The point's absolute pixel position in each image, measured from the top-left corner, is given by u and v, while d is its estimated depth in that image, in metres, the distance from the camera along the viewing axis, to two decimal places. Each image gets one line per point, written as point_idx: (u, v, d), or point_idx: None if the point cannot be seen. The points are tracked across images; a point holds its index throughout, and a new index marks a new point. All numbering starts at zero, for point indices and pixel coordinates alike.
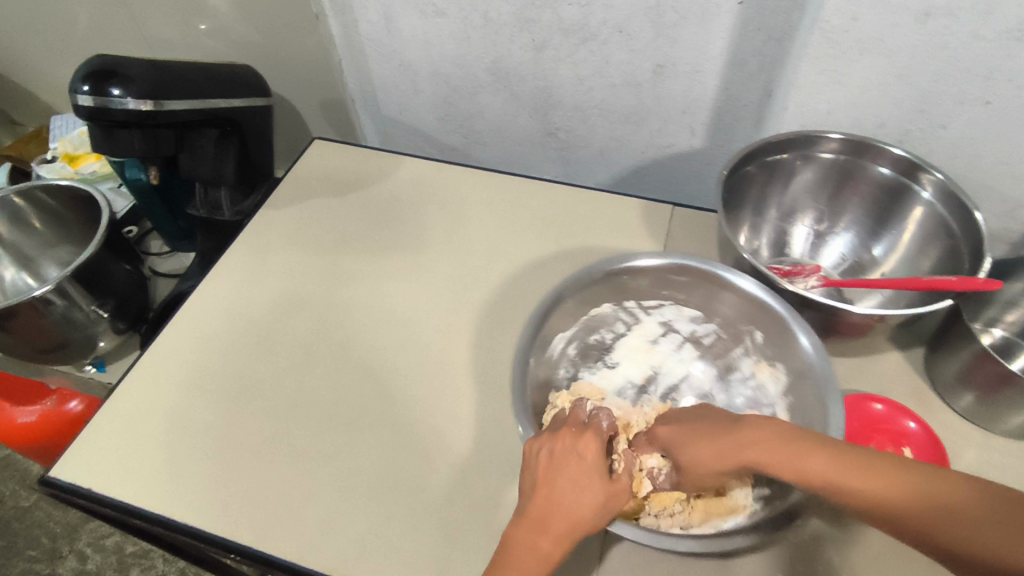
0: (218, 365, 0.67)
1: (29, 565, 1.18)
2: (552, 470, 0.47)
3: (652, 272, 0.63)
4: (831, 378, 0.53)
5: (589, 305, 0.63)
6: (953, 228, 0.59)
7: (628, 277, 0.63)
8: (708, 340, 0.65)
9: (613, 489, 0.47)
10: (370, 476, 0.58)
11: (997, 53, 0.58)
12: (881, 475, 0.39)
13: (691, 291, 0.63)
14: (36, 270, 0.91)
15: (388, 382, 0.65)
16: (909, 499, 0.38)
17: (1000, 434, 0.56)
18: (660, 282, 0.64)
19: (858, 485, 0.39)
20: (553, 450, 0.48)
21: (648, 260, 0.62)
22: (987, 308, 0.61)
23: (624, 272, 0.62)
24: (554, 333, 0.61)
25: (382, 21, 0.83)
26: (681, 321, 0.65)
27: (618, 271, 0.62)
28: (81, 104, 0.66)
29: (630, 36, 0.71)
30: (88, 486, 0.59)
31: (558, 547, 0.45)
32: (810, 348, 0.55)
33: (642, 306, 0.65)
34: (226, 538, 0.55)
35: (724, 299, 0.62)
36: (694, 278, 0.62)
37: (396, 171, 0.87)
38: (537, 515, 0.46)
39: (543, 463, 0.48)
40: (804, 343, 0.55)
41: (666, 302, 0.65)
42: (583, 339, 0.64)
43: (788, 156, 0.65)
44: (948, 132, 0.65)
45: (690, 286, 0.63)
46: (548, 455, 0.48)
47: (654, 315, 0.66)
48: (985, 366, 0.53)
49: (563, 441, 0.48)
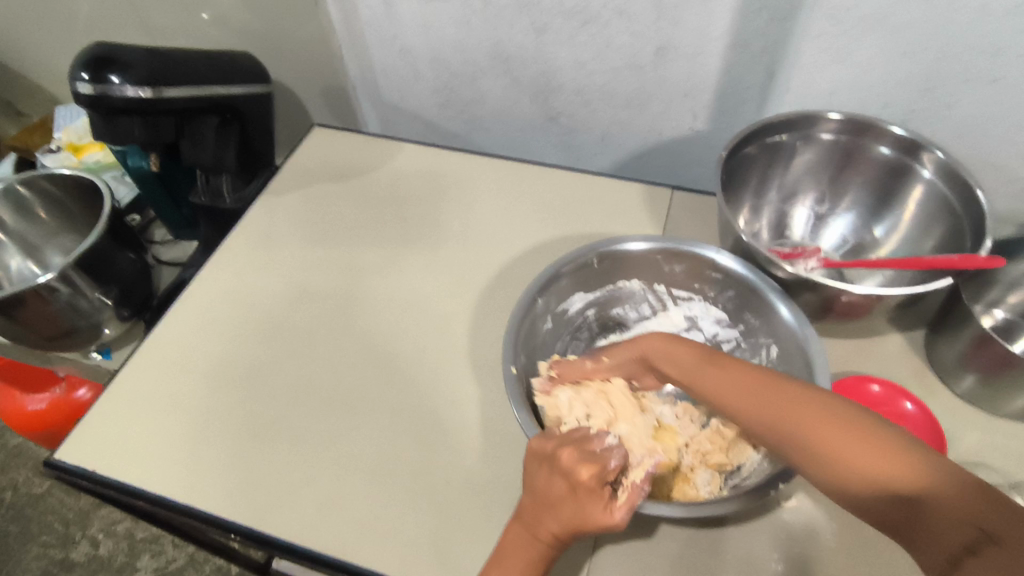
0: (220, 350, 0.68)
1: (43, 549, 1.21)
2: (542, 491, 0.47)
3: (689, 259, 0.62)
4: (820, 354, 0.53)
5: (616, 274, 0.65)
6: (955, 207, 0.59)
7: (662, 259, 0.63)
8: (728, 346, 0.64)
9: (598, 518, 0.45)
10: (368, 458, 0.59)
11: (1003, 30, 0.57)
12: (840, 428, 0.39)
13: (723, 294, 0.62)
14: (41, 259, 0.92)
15: (387, 366, 0.65)
16: (799, 423, 0.41)
17: (1001, 415, 0.56)
18: (694, 274, 0.63)
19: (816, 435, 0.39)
20: (548, 467, 0.48)
21: (677, 247, 0.61)
22: (990, 289, 0.60)
23: (660, 254, 0.62)
24: (574, 288, 0.63)
25: (382, 6, 0.83)
26: (706, 320, 0.65)
27: (653, 252, 0.62)
28: (81, 92, 0.66)
29: (632, 18, 0.71)
30: (91, 469, 0.60)
31: (535, 557, 0.47)
32: (790, 318, 0.55)
33: (671, 295, 0.66)
34: (228, 521, 0.56)
35: (756, 309, 0.59)
36: (728, 280, 0.61)
37: (396, 157, 0.86)
38: (526, 514, 0.48)
39: (537, 478, 0.48)
40: (784, 313, 0.56)
41: (695, 298, 0.65)
42: (603, 309, 0.67)
43: (789, 137, 0.64)
44: (953, 112, 0.64)
45: (723, 286, 0.62)
46: (548, 469, 0.48)
47: (681, 307, 0.66)
48: (986, 347, 0.53)
49: (557, 461, 0.47)
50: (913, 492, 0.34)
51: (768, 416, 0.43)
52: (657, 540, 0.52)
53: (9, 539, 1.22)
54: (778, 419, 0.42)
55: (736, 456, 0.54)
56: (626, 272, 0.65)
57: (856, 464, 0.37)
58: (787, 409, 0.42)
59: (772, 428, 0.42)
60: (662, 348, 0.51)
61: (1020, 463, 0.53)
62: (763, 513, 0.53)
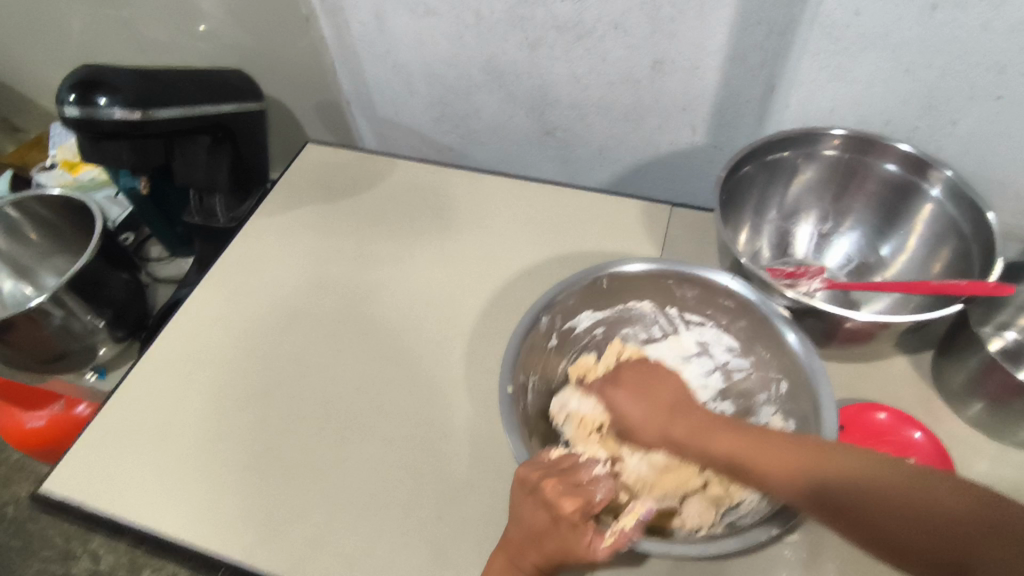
0: (211, 377, 0.66)
1: (44, 565, 1.20)
2: (526, 524, 0.46)
3: (701, 284, 0.60)
4: (821, 375, 0.52)
5: (624, 295, 0.62)
6: (963, 229, 0.57)
7: (673, 284, 0.61)
8: (738, 376, 0.61)
9: (576, 554, 0.45)
10: (360, 488, 0.58)
11: (1010, 46, 0.55)
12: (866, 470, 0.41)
13: (735, 321, 0.60)
14: (35, 279, 0.91)
15: (380, 392, 0.64)
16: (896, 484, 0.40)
17: (1011, 444, 0.54)
18: (706, 299, 0.61)
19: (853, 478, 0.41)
20: (533, 499, 0.46)
21: (691, 270, 0.59)
22: (999, 311, 0.58)
23: (671, 277, 0.60)
24: (582, 307, 0.61)
25: (374, 21, 0.82)
26: (717, 347, 0.62)
27: (665, 273, 0.60)
28: (68, 114, 0.65)
29: (627, 32, 0.69)
30: (77, 501, 0.59)
31: None
32: (797, 344, 0.53)
33: (683, 318, 0.63)
34: (213, 553, 0.55)
35: (768, 341, 0.57)
36: (740, 308, 0.58)
37: (389, 174, 0.85)
38: (510, 546, 0.47)
39: (521, 510, 0.47)
40: (791, 339, 0.54)
41: (708, 323, 0.62)
42: (611, 328, 0.64)
43: (789, 154, 0.62)
44: (958, 128, 0.62)
45: (735, 312, 0.59)
46: (532, 500, 0.46)
47: (693, 332, 0.63)
48: (995, 376, 0.51)
49: (541, 494, 0.46)
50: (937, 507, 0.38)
51: (866, 486, 0.41)
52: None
53: (10, 554, 1.21)
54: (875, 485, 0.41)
55: (738, 491, 0.52)
56: (635, 293, 0.62)
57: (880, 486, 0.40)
58: (877, 471, 0.41)
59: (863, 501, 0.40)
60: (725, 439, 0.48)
61: None
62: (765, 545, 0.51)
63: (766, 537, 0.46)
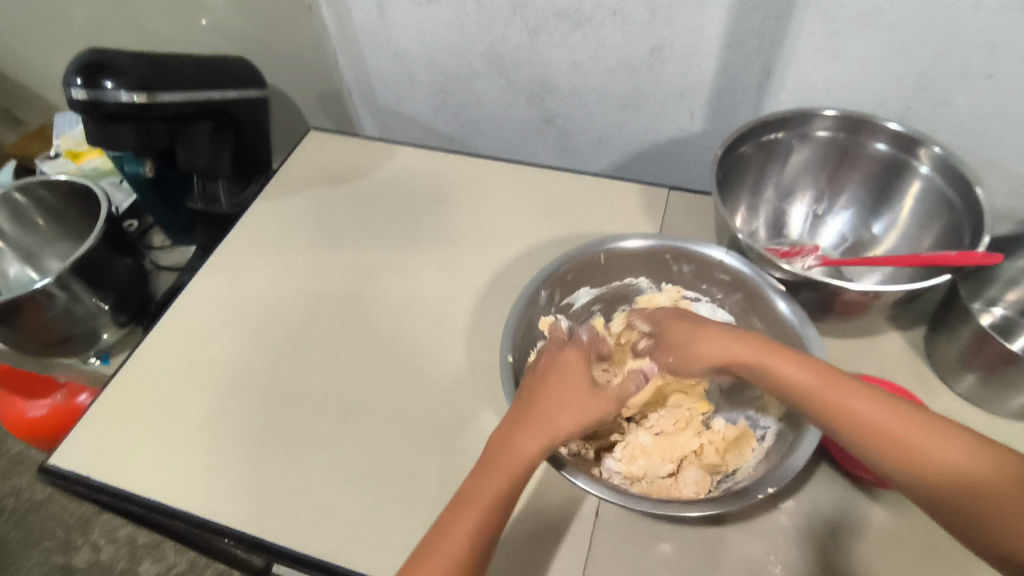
0: (216, 355, 0.67)
1: (44, 556, 1.21)
2: (539, 388, 0.50)
3: (697, 260, 0.61)
4: (813, 338, 0.53)
5: (622, 272, 0.64)
6: (955, 203, 0.58)
7: (670, 259, 0.62)
8: None
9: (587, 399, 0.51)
10: (364, 461, 0.59)
11: (1000, 26, 0.56)
12: (954, 449, 0.41)
13: (730, 296, 0.61)
14: (40, 265, 0.92)
15: (383, 369, 0.65)
16: (1001, 482, 0.39)
17: (1002, 415, 0.55)
18: (702, 274, 0.62)
19: (933, 453, 0.41)
20: (542, 368, 0.52)
21: (688, 245, 0.61)
22: (989, 286, 0.59)
23: (668, 253, 0.62)
24: (580, 283, 0.63)
25: (376, 10, 0.83)
26: None
27: (662, 249, 0.62)
28: (76, 97, 0.67)
29: (625, 19, 0.70)
30: (84, 474, 0.60)
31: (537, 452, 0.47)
32: (789, 312, 0.55)
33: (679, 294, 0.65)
34: (219, 523, 0.56)
35: (763, 314, 0.58)
36: (735, 282, 0.60)
37: (391, 161, 0.86)
38: (518, 417, 0.49)
39: (529, 378, 0.52)
40: (783, 307, 0.56)
41: (703, 298, 0.63)
42: (609, 306, 0.65)
43: (784, 135, 0.64)
44: (950, 109, 0.63)
45: (730, 287, 0.61)
46: (540, 372, 0.52)
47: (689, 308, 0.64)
48: (986, 346, 0.52)
49: (550, 358, 0.53)
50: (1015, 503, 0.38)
51: (957, 476, 0.40)
52: (652, 540, 0.51)
53: (9, 545, 1.21)
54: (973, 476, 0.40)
55: (733, 459, 0.55)
56: (632, 271, 0.64)
57: (958, 471, 0.40)
58: (974, 461, 0.40)
59: (948, 488, 0.40)
60: (821, 393, 0.46)
61: None
62: (761, 512, 0.52)
63: (762, 495, 0.47)
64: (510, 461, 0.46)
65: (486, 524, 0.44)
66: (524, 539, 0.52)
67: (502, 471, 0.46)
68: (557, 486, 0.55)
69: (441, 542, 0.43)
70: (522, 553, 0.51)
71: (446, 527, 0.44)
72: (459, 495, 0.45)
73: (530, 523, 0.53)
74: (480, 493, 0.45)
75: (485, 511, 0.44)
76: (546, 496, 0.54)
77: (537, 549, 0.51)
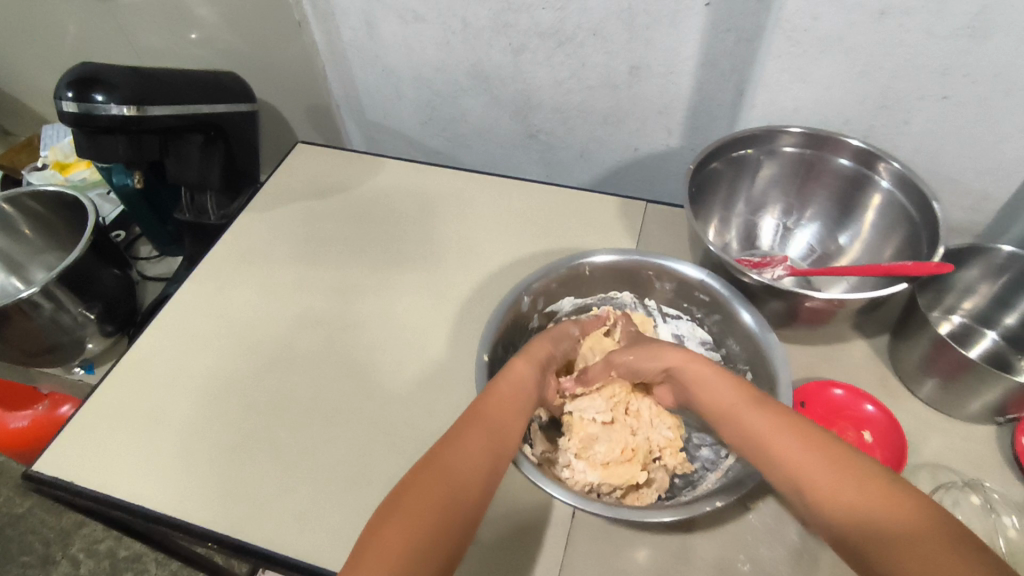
0: (202, 364, 0.69)
1: (23, 570, 1.19)
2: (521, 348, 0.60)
3: (678, 278, 0.63)
4: (775, 347, 0.55)
5: (607, 284, 0.66)
6: (912, 216, 0.61)
7: (653, 276, 0.64)
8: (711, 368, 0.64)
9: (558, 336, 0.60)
10: (348, 464, 0.60)
11: (952, 50, 0.59)
12: (817, 457, 0.43)
13: (710, 316, 0.63)
14: (25, 275, 0.92)
15: (368, 377, 0.66)
16: (837, 484, 0.41)
17: (960, 418, 0.57)
18: (683, 293, 0.64)
19: (792, 456, 0.44)
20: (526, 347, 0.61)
21: (673, 265, 0.62)
22: (947, 295, 0.62)
23: (651, 269, 0.64)
24: (565, 293, 0.65)
25: (364, 27, 0.85)
26: (692, 341, 0.66)
27: (644, 265, 0.63)
28: (66, 110, 0.68)
29: (606, 39, 0.73)
30: (66, 479, 0.60)
31: (524, 368, 0.55)
32: (752, 322, 0.58)
33: (661, 310, 0.67)
34: (202, 526, 0.57)
35: (735, 332, 0.60)
36: (714, 302, 0.61)
37: (378, 173, 0.88)
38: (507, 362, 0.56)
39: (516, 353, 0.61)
40: (747, 318, 0.58)
41: (684, 316, 0.66)
42: None
43: (752, 151, 0.66)
44: (909, 127, 0.67)
45: (709, 306, 0.62)
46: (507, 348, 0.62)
47: (670, 324, 0.67)
48: (942, 353, 0.54)
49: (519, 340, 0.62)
50: (869, 513, 0.39)
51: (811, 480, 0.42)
52: (625, 541, 0.53)
53: None
54: (869, 510, 0.39)
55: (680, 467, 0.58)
56: (616, 284, 0.66)
57: (814, 476, 0.42)
58: (828, 470, 0.42)
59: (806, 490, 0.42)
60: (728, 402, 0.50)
61: (979, 462, 0.55)
62: (731, 514, 0.54)
63: (708, 508, 0.48)
64: (516, 375, 0.53)
65: (489, 445, 0.48)
66: (501, 539, 0.54)
67: (497, 408, 0.50)
68: (535, 492, 0.56)
69: (445, 460, 0.45)
70: (499, 552, 0.53)
71: (449, 448, 0.46)
72: (458, 424, 0.49)
73: (508, 524, 0.54)
74: (482, 420, 0.49)
75: (488, 436, 0.48)
76: (524, 501, 0.56)
77: (514, 549, 0.53)
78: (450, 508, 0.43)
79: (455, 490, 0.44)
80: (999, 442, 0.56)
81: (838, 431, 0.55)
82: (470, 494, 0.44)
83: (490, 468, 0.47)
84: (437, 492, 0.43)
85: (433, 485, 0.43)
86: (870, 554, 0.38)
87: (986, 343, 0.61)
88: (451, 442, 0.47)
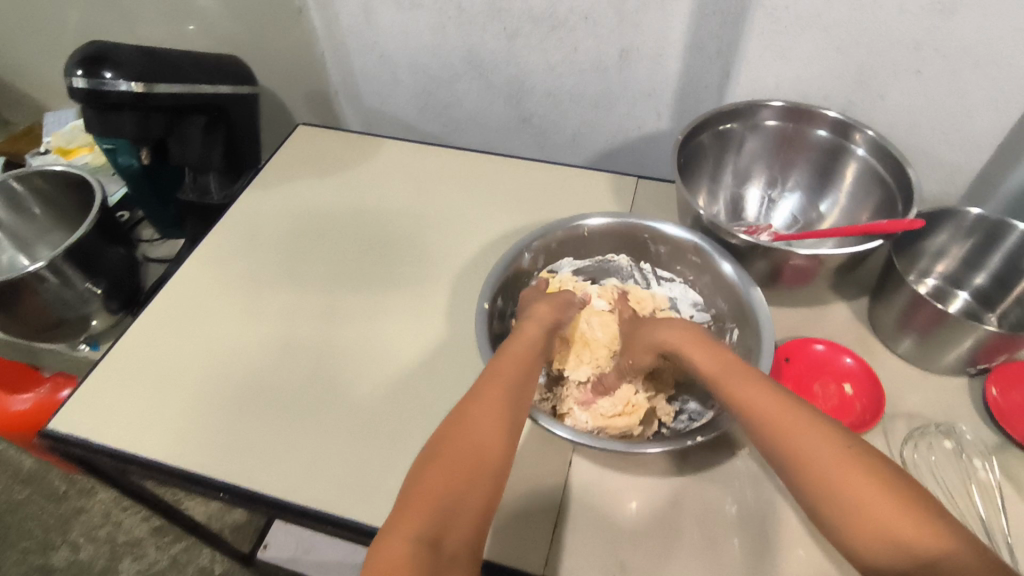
0: (209, 332, 0.71)
1: (23, 556, 1.20)
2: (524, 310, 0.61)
3: (671, 242, 0.66)
4: (755, 299, 0.58)
5: (604, 248, 0.69)
6: (887, 182, 0.64)
7: (648, 239, 0.67)
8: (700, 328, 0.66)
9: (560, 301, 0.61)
10: (353, 420, 0.62)
11: (923, 26, 0.63)
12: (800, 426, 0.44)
13: (700, 277, 0.66)
14: (31, 255, 0.95)
15: (370, 343, 0.69)
16: (816, 454, 0.42)
17: (935, 372, 0.60)
18: (676, 256, 0.67)
19: (774, 421, 0.45)
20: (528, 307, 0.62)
21: (664, 227, 0.65)
22: (921, 258, 0.65)
23: (646, 232, 0.66)
24: (564, 253, 0.69)
25: (361, 14, 0.88)
26: (684, 303, 0.68)
27: (639, 228, 0.66)
28: (76, 87, 0.71)
29: (596, 24, 0.76)
30: (78, 436, 0.62)
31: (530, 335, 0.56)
32: (733, 275, 0.61)
33: (655, 274, 0.70)
34: (212, 479, 0.59)
35: (723, 290, 0.63)
36: (705, 264, 0.64)
37: (377, 154, 0.91)
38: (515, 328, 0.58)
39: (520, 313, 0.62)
40: (728, 270, 0.61)
41: (677, 279, 0.68)
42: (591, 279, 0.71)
43: (736, 125, 0.70)
44: (886, 102, 0.70)
45: (700, 268, 0.65)
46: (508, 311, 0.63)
47: (664, 288, 0.69)
48: (916, 307, 0.58)
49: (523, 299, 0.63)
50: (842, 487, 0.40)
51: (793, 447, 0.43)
52: (619, 485, 0.56)
53: None
54: (844, 485, 0.40)
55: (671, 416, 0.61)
56: (612, 247, 0.69)
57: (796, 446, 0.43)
58: (809, 439, 0.43)
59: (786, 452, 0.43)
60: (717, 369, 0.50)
61: (953, 410, 0.58)
62: (720, 459, 0.57)
63: (690, 443, 0.51)
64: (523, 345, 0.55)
65: (504, 418, 0.49)
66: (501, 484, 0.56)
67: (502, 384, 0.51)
68: (533, 444, 0.59)
69: (461, 436, 0.47)
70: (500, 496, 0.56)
71: (463, 425, 0.48)
72: (461, 406, 0.49)
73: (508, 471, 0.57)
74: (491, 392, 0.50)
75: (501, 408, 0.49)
76: (523, 451, 0.59)
77: (514, 493, 0.56)
78: (468, 485, 0.45)
79: (469, 472, 0.45)
80: (971, 392, 0.59)
81: (819, 383, 0.59)
82: (487, 466, 0.46)
83: (507, 439, 0.48)
84: (452, 476, 0.44)
85: (447, 469, 0.45)
86: (840, 525, 0.40)
87: (959, 302, 0.65)
88: (456, 426, 0.48)
